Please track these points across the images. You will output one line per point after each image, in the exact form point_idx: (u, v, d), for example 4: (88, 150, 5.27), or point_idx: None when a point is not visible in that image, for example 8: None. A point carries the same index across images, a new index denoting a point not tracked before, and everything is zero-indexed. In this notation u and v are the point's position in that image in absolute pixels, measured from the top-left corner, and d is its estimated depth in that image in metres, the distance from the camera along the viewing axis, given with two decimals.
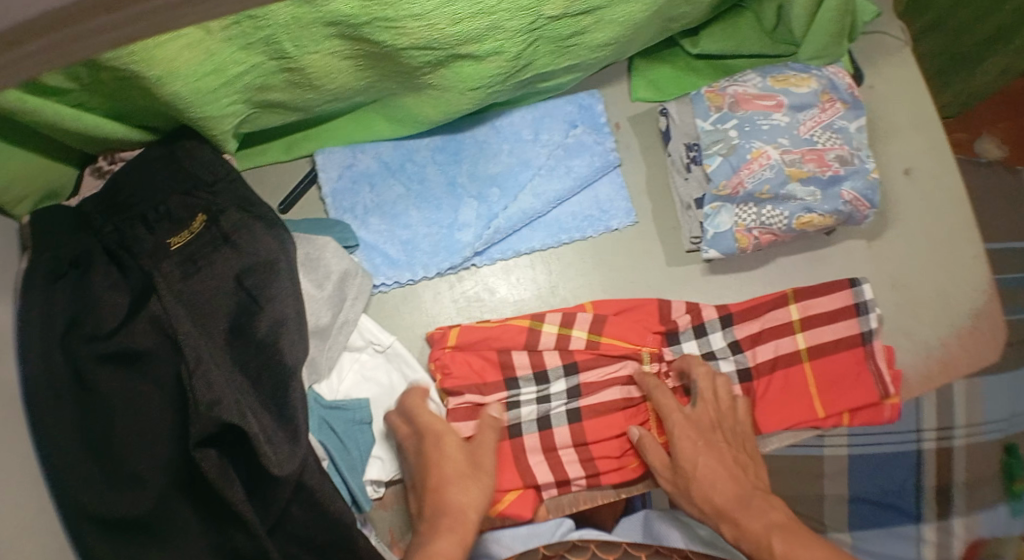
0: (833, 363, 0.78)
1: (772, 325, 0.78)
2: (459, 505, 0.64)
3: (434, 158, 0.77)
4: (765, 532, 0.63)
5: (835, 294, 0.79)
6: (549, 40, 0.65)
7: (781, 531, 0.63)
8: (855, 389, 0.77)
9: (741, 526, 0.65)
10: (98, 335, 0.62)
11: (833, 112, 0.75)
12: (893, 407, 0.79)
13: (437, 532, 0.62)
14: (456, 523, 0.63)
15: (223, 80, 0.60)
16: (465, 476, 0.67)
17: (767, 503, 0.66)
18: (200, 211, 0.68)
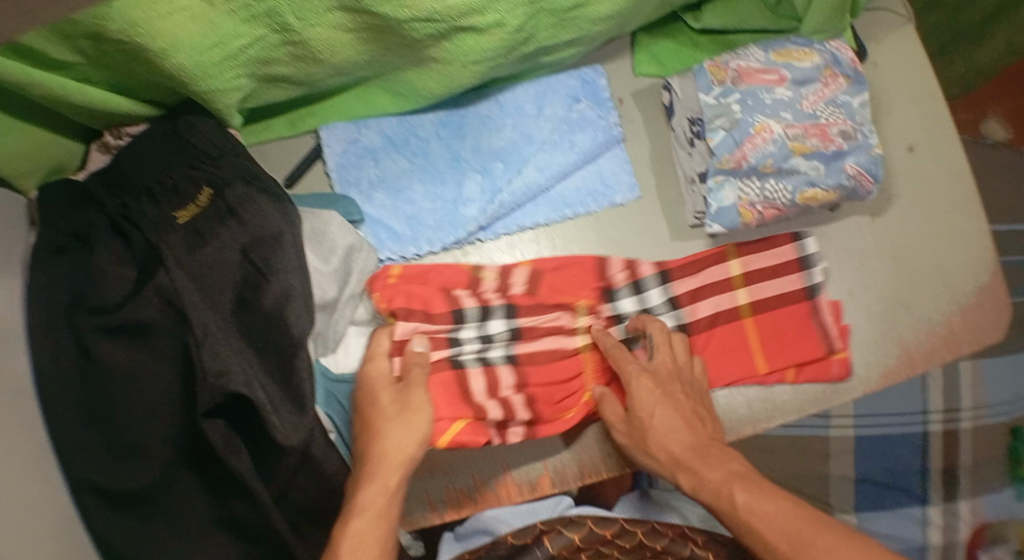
0: (778, 317, 0.79)
1: (712, 280, 0.78)
2: (389, 451, 0.66)
3: (438, 133, 0.77)
4: (721, 482, 0.68)
5: (778, 248, 0.79)
6: (550, 12, 0.65)
7: (726, 485, 0.67)
8: (800, 344, 0.78)
9: (697, 474, 0.70)
10: (105, 308, 0.64)
11: (835, 86, 0.75)
12: (842, 362, 0.79)
13: (371, 480, 0.65)
14: (389, 469, 0.66)
15: (226, 53, 0.60)
16: (408, 411, 0.68)
17: (727, 454, 0.70)
18: (205, 186, 0.69)
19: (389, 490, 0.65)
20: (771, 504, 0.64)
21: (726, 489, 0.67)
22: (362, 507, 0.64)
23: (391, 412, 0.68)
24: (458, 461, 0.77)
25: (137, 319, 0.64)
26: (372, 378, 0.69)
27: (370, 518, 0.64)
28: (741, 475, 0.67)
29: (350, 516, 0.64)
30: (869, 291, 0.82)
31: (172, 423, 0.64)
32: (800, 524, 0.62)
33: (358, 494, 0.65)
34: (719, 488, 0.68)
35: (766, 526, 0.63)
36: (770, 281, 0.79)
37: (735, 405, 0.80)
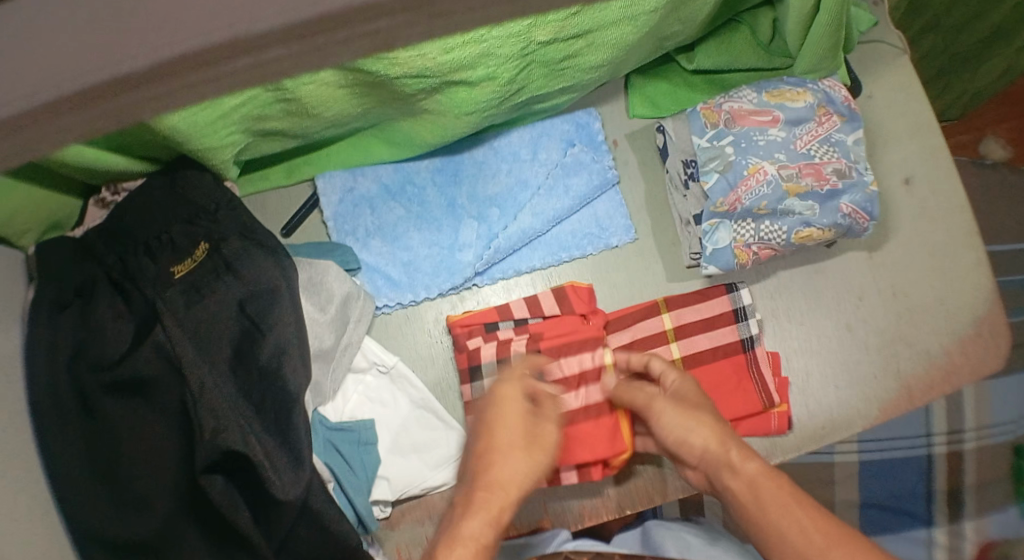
0: (708, 372, 0.78)
1: (646, 334, 0.78)
2: (507, 478, 0.60)
3: (434, 180, 0.79)
4: (748, 483, 0.59)
5: (711, 302, 0.79)
6: (540, 64, 0.65)
7: (763, 479, 0.58)
8: (737, 397, 0.77)
9: (724, 468, 0.60)
10: (103, 364, 0.63)
11: (829, 125, 0.75)
12: (781, 417, 0.77)
13: (470, 511, 0.58)
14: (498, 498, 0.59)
15: (220, 112, 0.60)
16: (518, 447, 0.62)
17: (747, 447, 0.61)
18: (202, 240, 0.69)
19: (490, 517, 0.58)
20: (803, 513, 0.55)
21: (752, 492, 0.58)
22: (459, 538, 0.56)
23: (501, 446, 0.62)
24: None
25: (138, 375, 0.64)
26: (504, 402, 0.64)
27: (467, 550, 0.55)
28: (770, 476, 0.58)
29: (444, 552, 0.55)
30: (869, 326, 0.81)
31: (174, 475, 0.63)
32: (833, 541, 0.53)
33: (460, 526, 0.57)
34: (753, 500, 0.58)
35: (805, 539, 0.54)
36: (695, 328, 0.79)
37: None
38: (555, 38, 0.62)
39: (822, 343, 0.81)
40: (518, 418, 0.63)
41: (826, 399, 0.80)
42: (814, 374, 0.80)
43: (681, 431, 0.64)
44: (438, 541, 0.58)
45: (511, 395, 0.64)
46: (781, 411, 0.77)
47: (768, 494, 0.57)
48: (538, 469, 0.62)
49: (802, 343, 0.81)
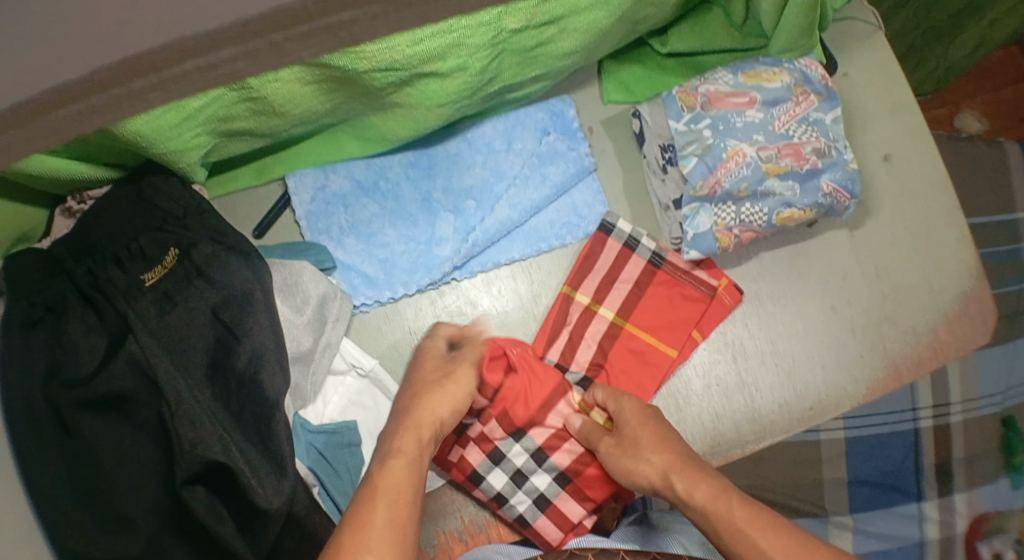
0: (649, 305, 0.79)
1: (579, 327, 0.78)
2: (426, 410, 0.67)
3: (407, 174, 0.77)
4: (704, 508, 0.62)
5: (593, 255, 0.78)
6: (513, 52, 0.63)
7: (714, 505, 0.61)
8: (681, 309, 0.79)
9: (685, 492, 0.64)
10: (78, 380, 0.61)
11: (807, 104, 0.74)
12: (727, 292, 0.78)
13: (401, 431, 0.64)
14: (421, 422, 0.66)
15: (184, 114, 0.58)
16: (441, 382, 0.69)
17: (697, 476, 0.64)
18: (172, 247, 0.67)
19: (422, 441, 0.64)
20: (762, 533, 0.58)
21: (713, 520, 0.61)
22: (392, 453, 0.62)
23: (428, 383, 0.69)
24: (447, 504, 0.77)
25: (114, 391, 0.62)
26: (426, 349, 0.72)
27: (401, 463, 0.61)
28: (715, 503, 0.61)
29: (380, 467, 0.60)
30: (853, 307, 0.81)
31: (158, 492, 0.62)
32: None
33: (392, 442, 0.63)
34: (714, 520, 0.61)
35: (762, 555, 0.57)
36: (623, 300, 0.79)
37: (723, 431, 0.78)
38: (527, 25, 0.60)
39: (807, 325, 0.80)
40: (438, 363, 0.71)
41: (813, 380, 0.79)
42: (801, 356, 0.80)
43: (629, 467, 0.69)
44: (373, 458, 0.63)
45: (431, 359, 0.71)
46: (722, 289, 0.78)
47: (720, 517, 0.60)
48: (459, 405, 0.69)
49: (787, 326, 0.80)
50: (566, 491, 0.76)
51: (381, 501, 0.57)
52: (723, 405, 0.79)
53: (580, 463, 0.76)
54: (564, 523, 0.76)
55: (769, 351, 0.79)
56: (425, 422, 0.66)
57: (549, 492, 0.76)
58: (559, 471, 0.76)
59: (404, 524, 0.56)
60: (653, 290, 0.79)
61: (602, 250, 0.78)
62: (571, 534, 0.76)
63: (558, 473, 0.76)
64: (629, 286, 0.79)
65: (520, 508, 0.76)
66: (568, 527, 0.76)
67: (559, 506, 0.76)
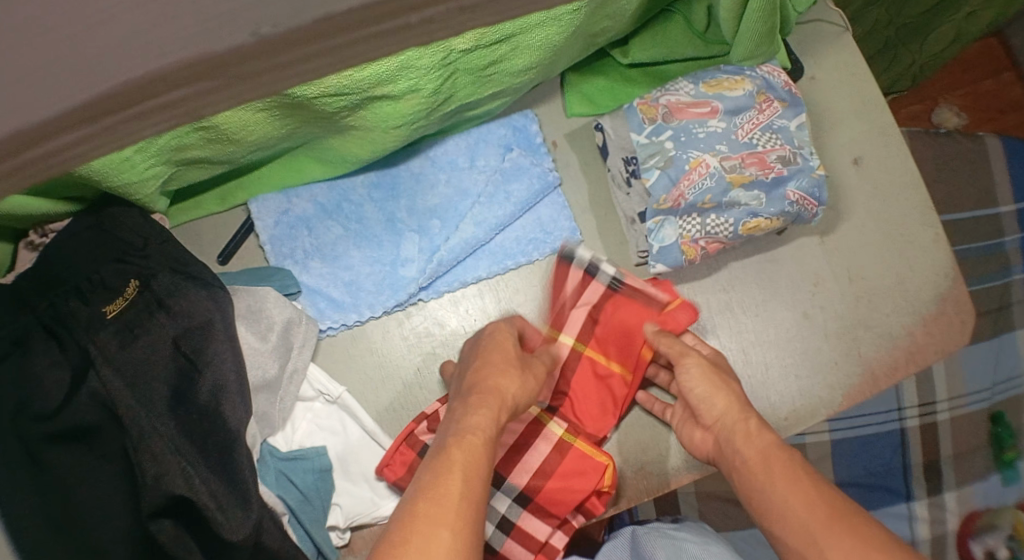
0: (608, 330, 0.76)
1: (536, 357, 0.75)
2: (500, 387, 0.61)
3: (370, 195, 0.77)
4: (762, 455, 0.61)
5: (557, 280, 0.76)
6: (466, 71, 0.63)
7: (780, 454, 0.61)
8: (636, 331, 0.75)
9: (753, 432, 0.63)
10: (45, 414, 0.60)
11: (771, 111, 0.73)
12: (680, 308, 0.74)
13: (473, 407, 0.59)
14: (490, 402, 0.59)
15: (133, 148, 0.57)
16: (512, 365, 0.64)
17: (767, 427, 0.64)
18: (133, 278, 0.67)
19: (493, 426, 0.58)
20: (810, 491, 0.57)
21: (764, 465, 0.60)
22: (466, 430, 0.57)
23: (501, 365, 0.63)
24: None
25: (78, 424, 0.61)
26: (500, 333, 0.67)
27: (478, 440, 0.56)
28: (767, 457, 0.61)
29: (451, 441, 0.55)
30: (827, 314, 0.80)
31: (126, 523, 0.61)
32: (826, 522, 0.55)
33: (464, 419, 0.58)
34: (762, 470, 0.60)
35: (789, 512, 0.57)
36: (582, 325, 0.76)
37: None
38: (477, 45, 0.59)
39: (780, 333, 0.79)
40: (515, 351, 0.66)
41: (788, 389, 0.78)
42: (775, 365, 0.79)
43: (709, 395, 0.67)
44: (444, 432, 0.58)
45: (509, 345, 0.66)
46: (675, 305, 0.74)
47: (780, 467, 0.60)
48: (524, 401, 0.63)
49: (760, 335, 0.79)
50: (527, 510, 0.73)
51: (460, 473, 0.53)
52: None
53: (539, 479, 0.73)
54: (532, 543, 0.72)
55: (743, 362, 0.79)
56: (499, 402, 0.60)
57: (511, 514, 0.72)
58: (519, 490, 0.72)
59: (477, 506, 0.52)
60: (614, 312, 0.76)
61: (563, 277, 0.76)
62: (541, 554, 0.73)
63: (518, 494, 0.72)
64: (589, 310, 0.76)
65: (486, 534, 0.72)
66: (537, 547, 0.73)
67: (523, 524, 0.72)
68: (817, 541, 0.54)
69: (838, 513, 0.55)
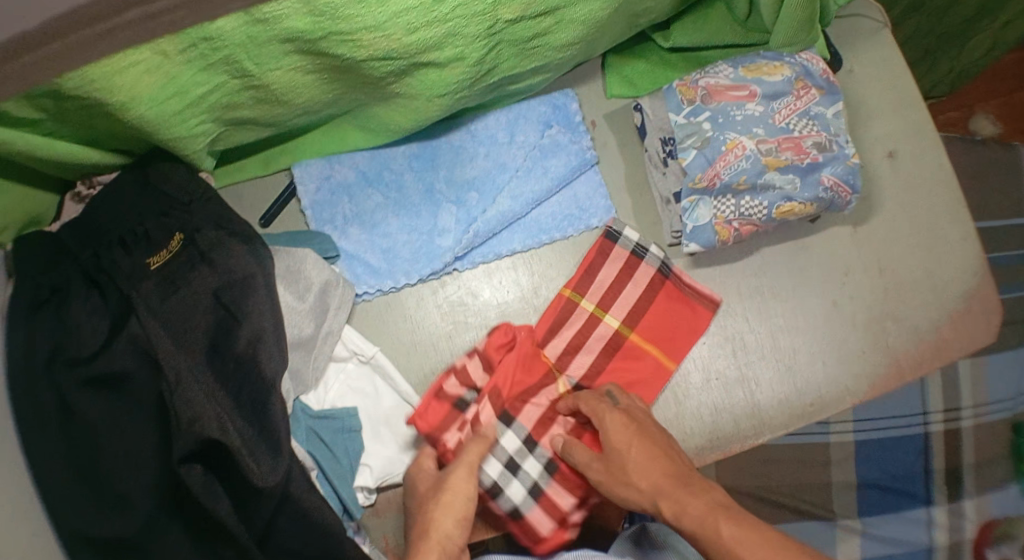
0: (652, 321, 0.79)
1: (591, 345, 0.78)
2: (426, 527, 0.65)
3: (411, 166, 0.79)
4: (704, 520, 0.57)
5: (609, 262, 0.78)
6: (510, 43, 0.65)
7: (705, 521, 0.57)
8: (673, 318, 0.79)
9: (675, 511, 0.60)
10: (80, 359, 0.62)
11: (808, 98, 0.74)
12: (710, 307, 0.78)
13: None
14: (428, 548, 0.64)
15: (186, 101, 0.59)
16: (438, 492, 0.67)
17: (699, 487, 0.61)
18: (177, 232, 0.69)
19: (455, 512, 0.65)
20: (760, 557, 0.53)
21: (703, 528, 0.57)
22: None
23: (427, 500, 0.67)
24: None
25: (114, 369, 0.63)
26: (416, 481, 0.70)
27: None
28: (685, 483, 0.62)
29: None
30: (855, 303, 0.80)
31: (154, 472, 0.62)
32: None
33: None
34: (704, 525, 0.57)
35: None
36: (630, 312, 0.79)
37: (723, 424, 0.77)
38: (522, 16, 0.61)
39: (809, 320, 0.80)
40: (426, 487, 0.69)
41: (814, 376, 0.79)
42: (801, 352, 0.79)
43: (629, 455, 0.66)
44: None
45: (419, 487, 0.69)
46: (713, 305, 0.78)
47: (710, 540, 0.56)
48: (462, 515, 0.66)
49: (788, 320, 0.79)
50: (556, 479, 0.74)
51: None
52: (723, 398, 0.78)
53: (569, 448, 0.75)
54: (555, 514, 0.74)
55: (770, 346, 0.79)
56: (427, 543, 0.64)
57: (541, 480, 0.74)
58: (549, 457, 0.74)
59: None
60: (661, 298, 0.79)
61: (604, 263, 0.78)
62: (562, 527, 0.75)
63: (549, 460, 0.74)
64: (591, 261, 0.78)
65: (515, 498, 0.73)
66: (560, 517, 0.74)
67: (550, 495, 0.74)
68: None
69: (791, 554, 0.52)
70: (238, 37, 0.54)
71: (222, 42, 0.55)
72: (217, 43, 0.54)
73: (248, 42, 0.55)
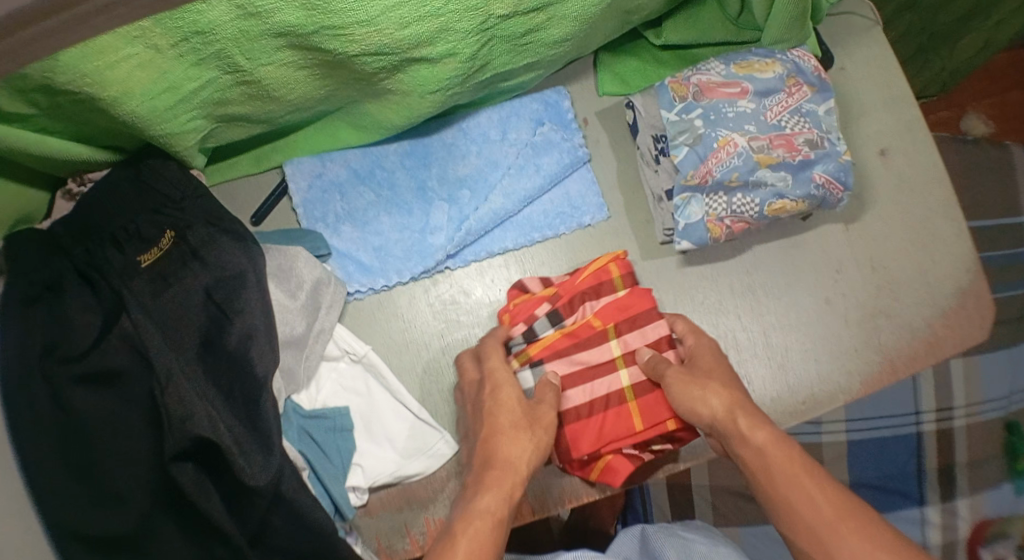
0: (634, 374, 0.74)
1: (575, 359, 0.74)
2: (505, 455, 0.65)
3: (403, 163, 0.78)
4: (760, 454, 0.62)
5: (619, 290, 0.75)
6: (503, 39, 0.65)
7: (771, 450, 0.62)
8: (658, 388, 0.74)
9: (747, 430, 0.64)
10: (74, 356, 0.61)
11: (800, 95, 0.74)
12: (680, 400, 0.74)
13: (483, 487, 0.63)
14: (503, 478, 0.64)
15: (179, 97, 0.59)
16: (518, 427, 0.67)
17: (760, 418, 0.65)
18: (168, 229, 0.68)
19: (539, 444, 0.67)
20: (814, 484, 0.59)
21: (766, 469, 0.61)
22: (473, 514, 0.60)
23: (504, 432, 0.67)
24: (435, 491, 0.76)
25: (107, 367, 0.62)
26: (501, 391, 0.69)
27: (482, 523, 0.59)
28: (794, 461, 0.61)
29: (478, 495, 0.62)
30: (848, 301, 0.80)
31: (149, 470, 0.61)
32: (832, 520, 0.57)
33: (473, 502, 0.61)
34: (766, 465, 0.61)
35: (796, 503, 0.58)
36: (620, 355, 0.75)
37: None
38: (515, 11, 0.61)
39: (802, 318, 0.80)
40: (521, 408, 0.69)
41: (807, 373, 0.79)
42: (794, 349, 0.79)
43: (694, 402, 0.67)
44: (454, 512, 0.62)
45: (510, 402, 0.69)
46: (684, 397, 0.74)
47: (781, 464, 0.61)
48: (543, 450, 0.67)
49: (780, 317, 0.80)
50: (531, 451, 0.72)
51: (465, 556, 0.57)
52: None
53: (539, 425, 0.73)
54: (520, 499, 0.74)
55: (763, 344, 0.79)
56: (509, 477, 0.64)
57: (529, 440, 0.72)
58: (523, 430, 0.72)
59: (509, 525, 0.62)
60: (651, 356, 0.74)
61: (604, 288, 0.75)
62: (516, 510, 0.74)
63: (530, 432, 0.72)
64: (602, 269, 0.76)
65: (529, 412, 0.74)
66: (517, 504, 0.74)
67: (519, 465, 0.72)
68: (820, 533, 0.57)
69: (847, 511, 0.57)
70: (230, 32, 0.54)
71: (214, 36, 0.54)
72: (209, 37, 0.54)
73: (239, 36, 0.55)
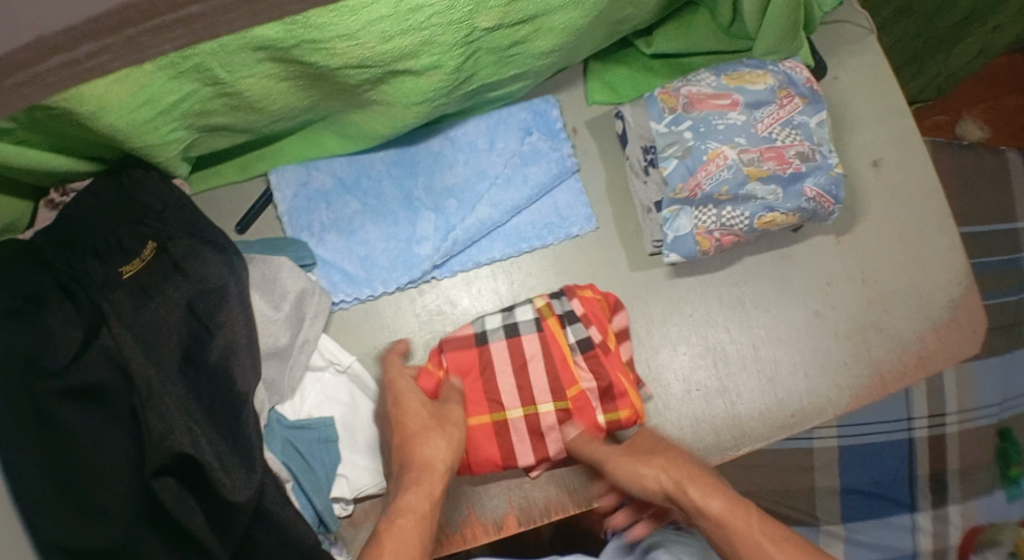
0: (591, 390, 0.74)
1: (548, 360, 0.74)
2: (426, 458, 0.66)
3: (390, 172, 0.78)
4: (716, 518, 0.58)
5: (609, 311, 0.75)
6: (488, 51, 0.64)
7: (732, 516, 0.57)
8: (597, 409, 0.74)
9: (699, 500, 0.60)
10: (52, 370, 0.61)
11: (791, 107, 0.73)
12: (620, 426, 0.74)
13: (407, 485, 0.64)
14: (434, 477, 0.65)
15: (158, 109, 0.58)
16: (428, 427, 0.67)
17: (714, 487, 0.61)
18: (150, 240, 0.67)
19: (449, 451, 0.67)
20: (780, 551, 0.53)
21: (732, 512, 0.57)
22: (398, 509, 0.62)
23: (417, 433, 0.67)
24: None
25: (88, 382, 0.62)
26: (405, 396, 0.70)
27: (408, 521, 0.61)
28: (737, 512, 0.57)
29: (397, 511, 0.62)
30: (838, 314, 0.79)
31: (129, 485, 0.61)
32: None
33: (400, 498, 0.63)
34: (732, 529, 0.57)
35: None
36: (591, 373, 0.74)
37: (703, 435, 0.77)
38: (500, 24, 0.60)
39: (791, 330, 0.79)
40: (427, 407, 0.69)
41: (796, 386, 0.78)
42: (782, 362, 0.79)
43: (637, 469, 0.66)
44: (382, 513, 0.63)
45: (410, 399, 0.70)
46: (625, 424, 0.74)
47: (738, 532, 0.56)
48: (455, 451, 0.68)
49: (769, 330, 0.79)
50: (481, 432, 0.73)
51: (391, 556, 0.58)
52: (703, 409, 0.78)
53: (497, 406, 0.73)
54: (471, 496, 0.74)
55: (751, 357, 0.78)
56: (430, 476, 0.65)
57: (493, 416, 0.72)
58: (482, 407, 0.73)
59: (434, 522, 0.63)
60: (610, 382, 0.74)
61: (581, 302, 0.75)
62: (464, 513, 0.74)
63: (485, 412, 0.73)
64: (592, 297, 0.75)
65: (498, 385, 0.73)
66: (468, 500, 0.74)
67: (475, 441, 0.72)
68: None
69: None
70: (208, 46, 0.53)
71: (192, 50, 0.53)
72: (187, 51, 0.53)
73: (218, 50, 0.54)
